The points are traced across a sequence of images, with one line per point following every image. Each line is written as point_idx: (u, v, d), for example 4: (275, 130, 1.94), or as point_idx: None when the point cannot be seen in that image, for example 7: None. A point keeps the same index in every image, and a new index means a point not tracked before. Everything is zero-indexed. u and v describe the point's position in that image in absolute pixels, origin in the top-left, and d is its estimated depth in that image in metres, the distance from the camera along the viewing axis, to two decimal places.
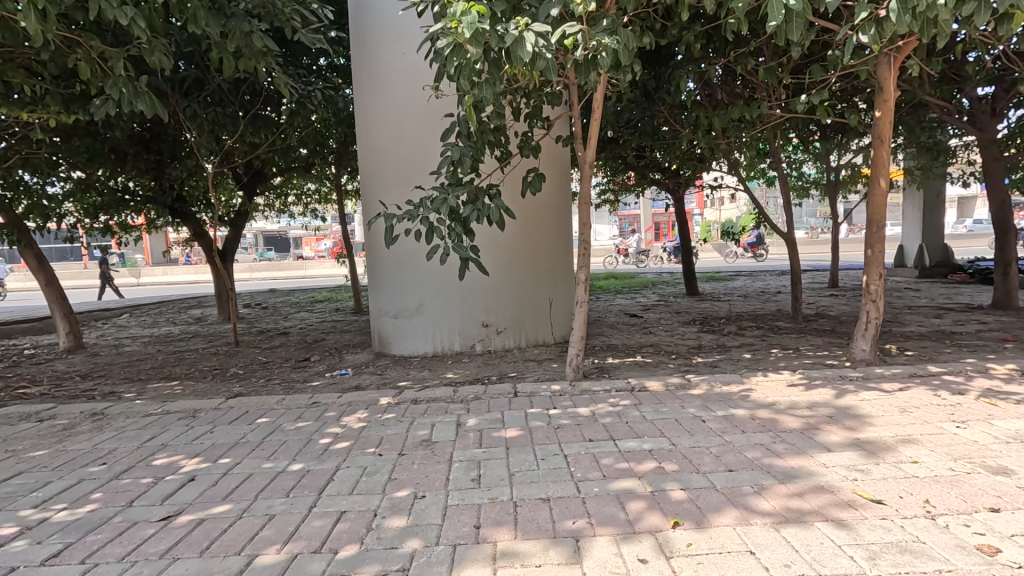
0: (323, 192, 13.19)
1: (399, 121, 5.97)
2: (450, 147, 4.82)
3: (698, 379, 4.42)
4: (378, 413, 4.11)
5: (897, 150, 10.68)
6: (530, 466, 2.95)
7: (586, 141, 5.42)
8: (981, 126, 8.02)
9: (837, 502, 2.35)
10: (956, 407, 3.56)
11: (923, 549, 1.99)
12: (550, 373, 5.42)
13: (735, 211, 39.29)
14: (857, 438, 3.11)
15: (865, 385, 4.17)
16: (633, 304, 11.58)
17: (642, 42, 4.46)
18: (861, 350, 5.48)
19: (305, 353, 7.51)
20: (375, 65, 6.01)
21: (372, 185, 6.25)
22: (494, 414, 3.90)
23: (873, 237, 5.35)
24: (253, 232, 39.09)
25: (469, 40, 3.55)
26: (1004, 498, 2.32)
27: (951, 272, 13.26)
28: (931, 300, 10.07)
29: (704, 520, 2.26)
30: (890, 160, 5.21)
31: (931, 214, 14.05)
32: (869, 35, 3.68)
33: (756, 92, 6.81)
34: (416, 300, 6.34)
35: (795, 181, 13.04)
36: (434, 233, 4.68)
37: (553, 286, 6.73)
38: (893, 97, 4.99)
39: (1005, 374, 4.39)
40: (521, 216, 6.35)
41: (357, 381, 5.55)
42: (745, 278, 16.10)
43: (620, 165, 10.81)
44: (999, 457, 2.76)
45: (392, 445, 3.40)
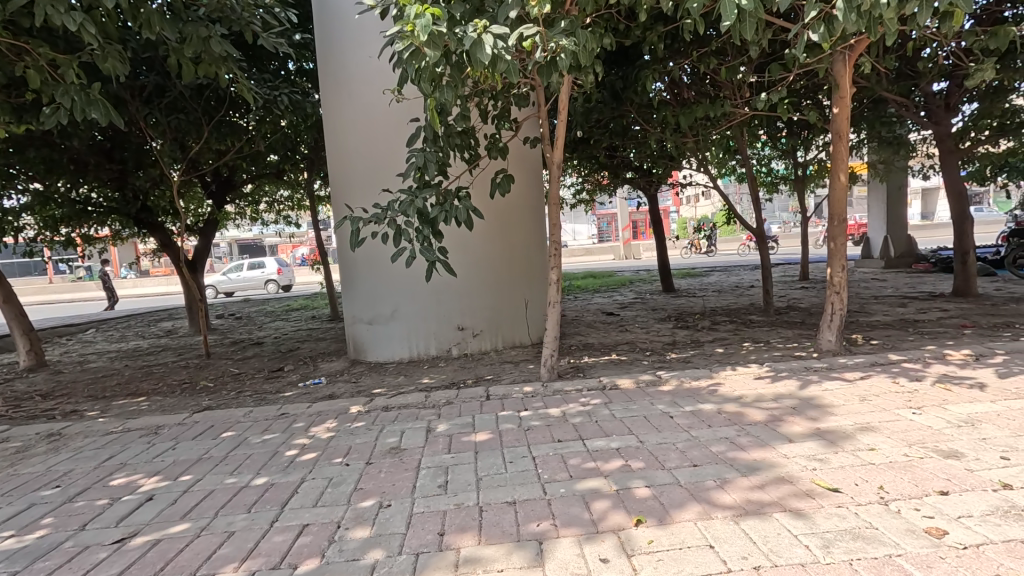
0: (297, 199, 13.00)
1: (365, 125, 5.91)
2: (415, 151, 4.75)
3: (668, 376, 4.48)
4: (348, 421, 4.06)
5: (861, 146, 10.99)
6: (498, 470, 2.93)
7: (554, 143, 5.44)
8: (937, 120, 8.28)
9: (796, 493, 2.40)
10: (913, 394, 3.66)
11: (875, 535, 2.03)
12: (525, 374, 5.41)
13: (710, 208, 39.70)
14: (818, 428, 3.17)
15: (828, 374, 4.27)
16: (610, 303, 11.66)
17: (603, 43, 4.50)
18: (828, 341, 5.61)
19: (278, 363, 7.37)
20: (339, 69, 5.94)
21: (339, 189, 6.17)
22: (465, 418, 3.88)
23: (834, 231, 5.49)
24: (227, 241, 38.33)
25: (427, 43, 3.53)
26: (953, 481, 2.40)
27: (915, 262, 13.67)
28: (896, 290, 10.37)
29: (666, 517, 2.28)
30: (849, 155, 5.33)
31: (894, 207, 14.50)
32: (820, 34, 3.73)
33: (721, 91, 6.93)
34: (391, 305, 6.27)
35: (765, 177, 13.33)
36: (401, 236, 4.62)
37: (528, 286, 6.72)
38: (850, 92, 5.10)
39: (960, 359, 4.54)
40: (492, 217, 6.33)
41: (331, 390, 5.47)
42: (720, 274, 16.37)
43: (593, 166, 10.91)
44: (951, 441, 2.84)
45: (360, 454, 3.35)
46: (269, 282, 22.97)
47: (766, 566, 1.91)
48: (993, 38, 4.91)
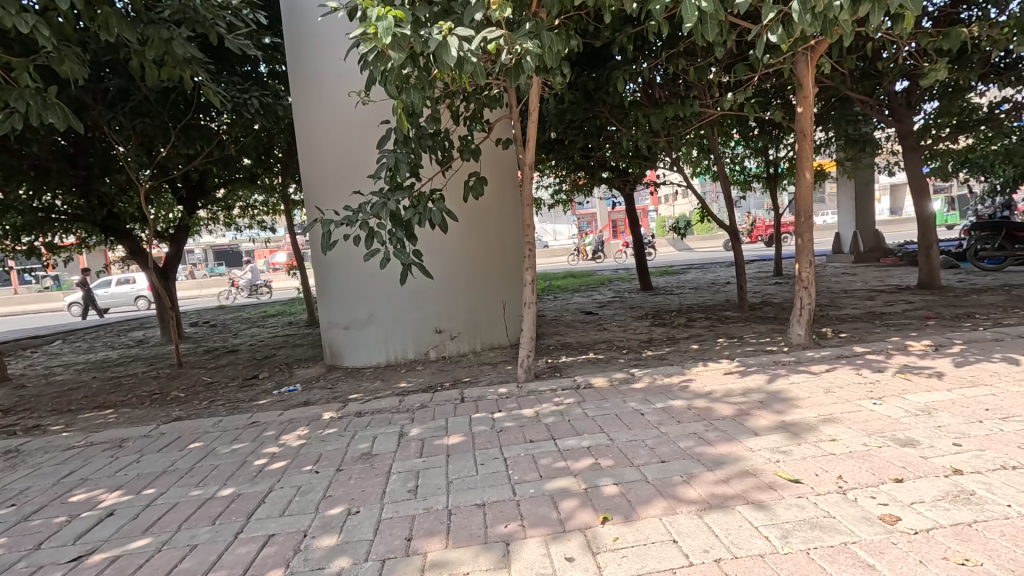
0: (271, 203, 12.77)
1: (336, 128, 5.84)
2: (386, 153, 4.71)
3: (642, 373, 4.53)
4: (319, 428, 4.00)
5: (828, 143, 11.27)
6: (469, 472, 2.93)
7: (527, 144, 5.44)
8: (899, 119, 8.50)
9: (759, 485, 2.44)
10: (875, 384, 3.77)
11: (832, 524, 2.09)
12: (502, 375, 5.40)
13: (687, 206, 40.28)
14: (783, 421, 3.24)
15: (795, 368, 4.36)
16: (590, 302, 11.74)
17: (569, 45, 4.53)
18: (797, 335, 5.73)
19: (253, 370, 7.24)
20: (309, 72, 5.86)
21: (311, 191, 6.07)
22: (438, 421, 3.87)
23: (801, 227, 5.60)
24: (201, 246, 37.49)
25: (391, 45, 3.52)
26: (908, 469, 2.47)
27: (883, 256, 14.04)
28: (865, 283, 10.66)
29: (633, 513, 2.30)
30: (814, 153, 5.44)
31: (861, 204, 14.89)
32: (777, 35, 3.81)
33: (693, 92, 7.02)
34: (367, 309, 6.22)
35: (738, 175, 13.56)
36: (373, 239, 4.56)
37: (505, 288, 6.70)
38: (812, 92, 5.21)
39: (921, 349, 4.69)
40: (467, 219, 6.30)
41: (306, 397, 5.37)
42: (698, 271, 16.61)
43: (570, 166, 10.97)
44: (909, 430, 2.93)
45: (330, 461, 3.31)
46: (139, 298, 20.70)
47: (727, 559, 1.94)
48: (946, 39, 5.09)
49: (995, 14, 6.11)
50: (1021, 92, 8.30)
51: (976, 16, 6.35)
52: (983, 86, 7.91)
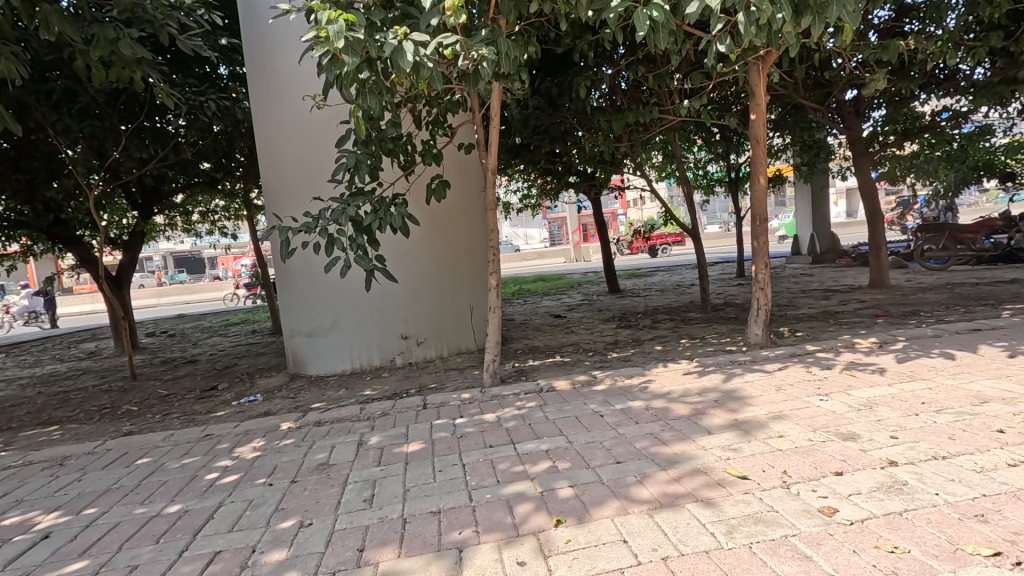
0: (233, 209, 12.40)
1: (296, 133, 5.72)
2: (345, 156, 4.62)
3: (604, 375, 4.59)
4: (276, 439, 3.90)
5: (786, 149, 11.67)
6: (426, 479, 2.90)
7: (489, 148, 5.44)
8: (849, 125, 8.82)
9: (708, 483, 2.50)
10: (823, 381, 3.92)
11: (775, 518, 2.16)
12: (467, 380, 5.37)
13: (656, 208, 41.09)
14: (736, 419, 3.33)
15: (750, 367, 4.49)
16: (559, 305, 11.82)
17: (529, 51, 4.58)
18: (755, 334, 5.90)
19: (212, 381, 7.00)
20: (267, 75, 5.73)
21: (270, 197, 5.93)
22: (398, 429, 3.82)
23: (757, 230, 5.77)
24: (161, 253, 36.26)
25: (344, 49, 3.47)
26: (848, 462, 2.58)
27: (837, 256, 14.58)
28: (821, 284, 11.07)
29: (586, 515, 2.33)
30: (768, 158, 5.61)
31: (817, 207, 15.45)
32: (726, 45, 3.91)
33: (654, 98, 7.16)
34: (331, 316, 6.10)
35: (701, 179, 13.89)
36: (333, 245, 4.44)
37: (471, 291, 6.66)
38: (764, 100, 5.37)
39: (867, 346, 4.90)
40: (431, 223, 6.25)
41: (266, 407, 5.23)
42: (664, 273, 16.95)
43: (537, 171, 11.04)
44: (852, 424, 3.06)
45: (285, 473, 3.23)
46: None
47: (673, 556, 1.99)
48: (886, 51, 5.36)
49: (933, 28, 6.43)
50: (961, 101, 8.77)
51: (916, 28, 6.68)
52: (925, 95, 8.32)
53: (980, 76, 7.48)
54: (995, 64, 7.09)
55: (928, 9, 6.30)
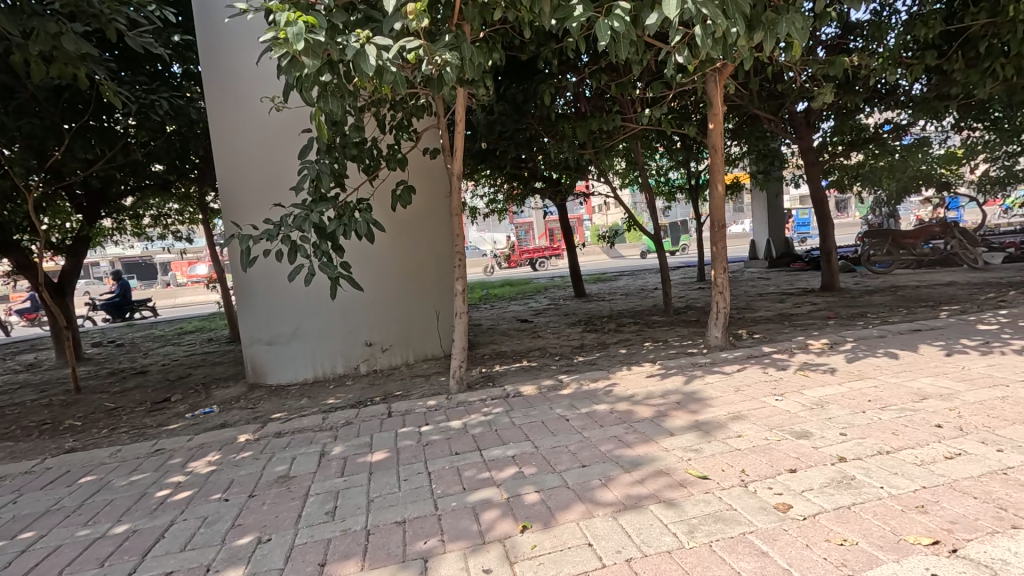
0: (188, 212, 11.92)
1: (254, 135, 5.56)
2: (307, 161, 4.50)
3: (569, 380, 4.62)
4: (233, 452, 3.75)
5: (742, 157, 12.11)
6: (391, 489, 2.85)
7: (453, 153, 5.39)
8: (801, 136, 9.19)
9: (671, 483, 2.56)
10: (778, 381, 4.07)
11: (733, 516, 2.22)
12: (434, 387, 5.31)
13: (619, 214, 41.89)
14: (696, 420, 3.42)
15: (710, 368, 4.62)
16: (526, 309, 11.86)
17: (493, 57, 4.60)
18: (715, 337, 6.07)
19: (164, 393, 6.66)
20: (223, 76, 5.55)
21: (228, 202, 5.73)
22: (362, 438, 3.75)
23: (716, 236, 5.95)
24: (108, 259, 34.55)
25: (304, 51, 3.39)
26: (802, 459, 2.69)
27: (791, 260, 15.16)
28: (777, 287, 11.51)
29: (551, 520, 2.34)
30: (725, 167, 5.79)
31: (771, 213, 16.07)
32: (684, 57, 4.01)
33: (617, 107, 7.31)
34: (292, 323, 5.93)
35: (663, 186, 14.23)
36: (296, 253, 4.30)
37: (438, 297, 6.59)
38: (721, 111, 5.55)
39: (819, 347, 5.12)
40: (396, 228, 6.16)
41: (223, 419, 5.01)
42: (629, 278, 17.27)
43: (503, 177, 11.08)
44: (805, 422, 3.19)
45: (242, 487, 3.11)
46: None
47: (637, 557, 2.02)
48: (833, 67, 5.65)
49: (875, 46, 6.81)
50: (901, 114, 9.32)
51: (860, 45, 7.07)
52: (869, 108, 8.79)
53: (917, 92, 7.96)
54: (931, 81, 7.57)
55: (871, 28, 6.67)
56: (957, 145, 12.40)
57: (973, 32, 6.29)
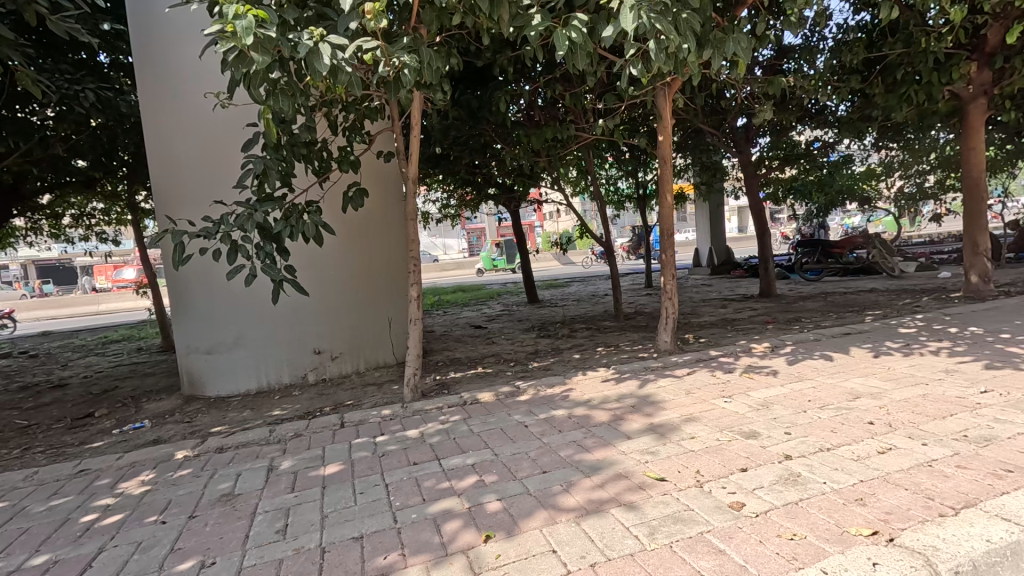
0: (116, 212, 11.08)
1: (193, 133, 5.24)
2: (252, 161, 4.27)
3: (527, 386, 4.63)
4: (169, 471, 3.49)
5: (687, 169, 12.64)
6: (346, 503, 2.73)
7: (409, 158, 5.31)
8: (741, 150, 9.63)
9: (631, 487, 2.60)
10: (726, 383, 4.25)
11: (692, 516, 2.29)
12: (387, 396, 5.16)
13: (570, 222, 42.62)
14: (652, 423, 3.50)
15: (662, 372, 4.76)
16: (479, 316, 11.79)
17: (450, 62, 4.58)
18: (665, 341, 6.26)
19: (87, 408, 6.12)
20: (160, 69, 5.22)
21: (163, 199, 5.37)
22: (313, 451, 3.58)
23: (665, 244, 6.16)
24: (20, 262, 31.70)
25: (253, 46, 3.22)
26: (752, 458, 2.81)
27: (731, 268, 15.91)
28: (720, 293, 12.07)
29: (514, 528, 2.32)
30: (673, 177, 6.01)
31: (713, 223, 16.84)
32: (638, 69, 4.14)
33: (570, 116, 7.43)
34: (233, 331, 5.62)
35: (613, 195, 14.63)
36: (237, 252, 4.03)
37: (390, 304, 6.43)
38: (670, 123, 5.75)
39: (761, 350, 5.40)
40: (347, 232, 5.97)
41: (156, 434, 4.65)
42: (580, 284, 17.57)
43: (456, 182, 11.01)
44: (752, 423, 3.34)
45: (181, 508, 2.90)
46: None
47: (601, 562, 2.03)
48: (771, 86, 5.99)
49: (807, 68, 7.31)
50: (829, 133, 10.03)
51: (793, 67, 7.56)
52: (801, 126, 9.40)
53: (843, 113, 8.58)
54: (855, 103, 8.19)
55: (802, 52, 7.15)
56: (876, 163, 13.48)
57: (891, 60, 6.88)
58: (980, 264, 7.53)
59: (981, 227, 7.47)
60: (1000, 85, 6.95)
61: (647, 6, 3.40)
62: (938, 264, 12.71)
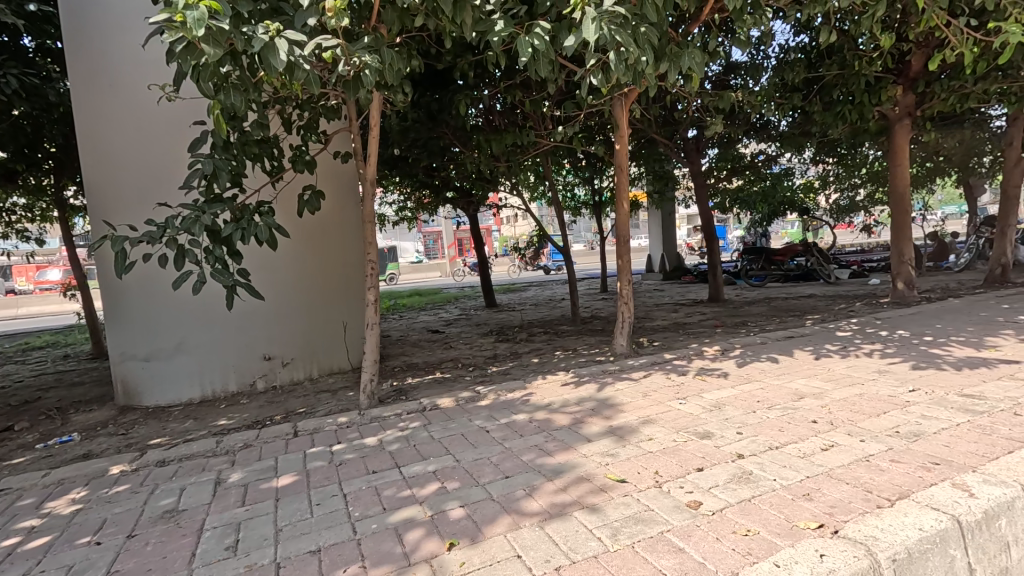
0: (41, 208, 10.24)
1: (132, 126, 4.93)
2: (200, 158, 4.04)
3: (487, 391, 4.62)
4: (104, 487, 3.25)
5: (640, 177, 13.01)
6: (302, 516, 2.63)
7: (367, 160, 5.18)
8: (691, 160, 9.99)
9: (593, 489, 2.64)
10: (680, 386, 4.39)
11: (652, 516, 2.34)
12: (342, 403, 5.01)
13: (526, 227, 42.89)
14: (611, 425, 3.57)
15: (619, 375, 4.86)
16: (436, 320, 11.65)
17: (411, 64, 4.53)
18: (621, 345, 6.40)
19: (5, 421, 5.60)
20: (96, 58, 4.88)
21: (97, 197, 5.00)
22: (265, 462, 3.43)
23: (621, 250, 6.30)
24: None
25: (203, 38, 3.07)
26: (706, 458, 2.91)
27: (682, 273, 16.49)
28: (671, 298, 12.48)
29: (478, 534, 2.30)
30: (629, 186, 6.16)
31: (665, 231, 17.41)
32: (598, 79, 4.24)
33: (529, 122, 7.49)
34: (175, 336, 5.31)
35: (569, 201, 14.87)
36: (183, 255, 3.80)
37: (346, 308, 6.26)
38: (627, 133, 5.90)
39: (712, 353, 5.62)
40: (301, 235, 5.77)
41: (86, 447, 4.31)
42: (537, 288, 17.71)
43: (414, 185, 10.87)
44: (706, 423, 3.47)
45: (118, 527, 2.70)
46: None
47: (566, 565, 2.05)
48: (721, 100, 6.26)
49: (752, 84, 7.69)
50: (772, 147, 10.58)
51: (740, 83, 7.94)
52: (747, 139, 9.87)
53: (785, 128, 9.08)
54: (795, 119, 8.69)
55: (748, 69, 7.51)
56: (814, 177, 14.34)
57: (828, 81, 7.36)
58: (905, 272, 8.14)
59: (905, 239, 8.08)
60: (921, 107, 7.54)
61: (607, 18, 3.48)
62: (868, 271, 13.64)
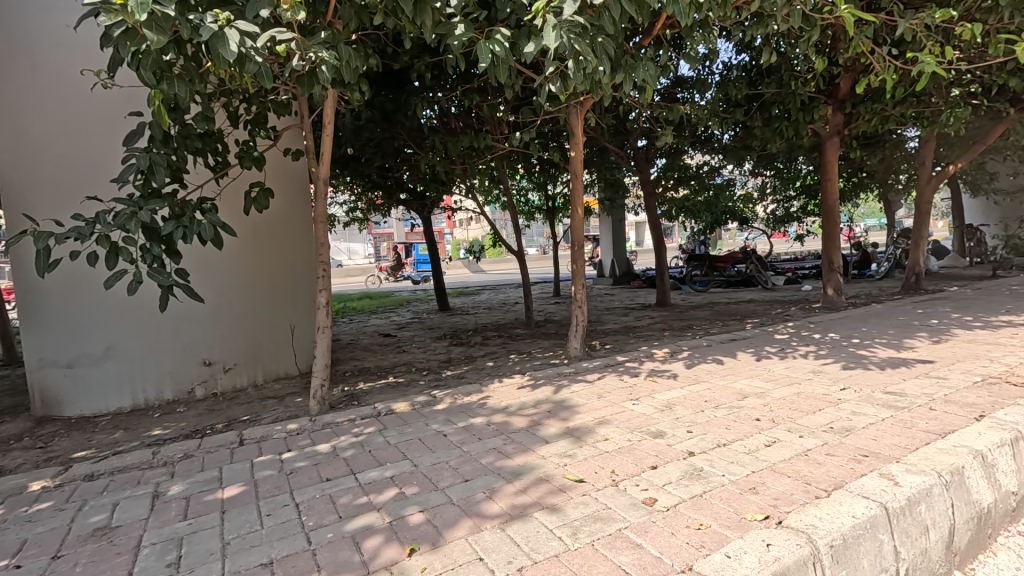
0: None
1: (57, 113, 4.56)
2: (135, 150, 3.78)
3: (444, 394, 4.57)
4: (22, 505, 2.97)
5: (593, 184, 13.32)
6: (251, 527, 2.51)
7: (320, 158, 5.01)
8: (641, 169, 10.34)
9: (552, 489, 2.68)
10: (634, 387, 4.52)
11: (610, 514, 2.40)
12: (290, 409, 4.82)
13: (480, 230, 42.83)
14: (568, 427, 3.62)
15: (575, 378, 4.94)
16: (388, 323, 11.44)
17: (367, 63, 4.44)
18: (574, 348, 6.50)
19: None
20: (15, 37, 4.49)
21: (13, 188, 4.57)
22: (208, 472, 3.25)
23: (575, 255, 6.41)
24: None
25: (146, 23, 2.87)
26: (659, 456, 3.02)
27: (631, 278, 16.97)
28: (621, 302, 12.82)
29: (439, 539, 2.28)
30: (583, 192, 6.28)
31: (615, 237, 17.88)
32: (556, 86, 4.32)
33: (485, 126, 7.51)
34: (103, 340, 4.94)
35: (523, 206, 15.01)
36: (117, 255, 3.55)
37: (294, 310, 6.02)
38: (581, 141, 6.02)
39: (662, 355, 5.83)
40: (246, 234, 5.52)
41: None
42: (490, 292, 17.70)
43: (366, 185, 10.63)
44: (658, 423, 3.59)
45: (42, 548, 2.48)
46: None
47: (528, 565, 2.06)
48: (670, 112, 6.52)
49: (698, 98, 8.06)
50: (715, 158, 11.11)
51: (687, 96, 8.30)
52: (693, 151, 10.33)
53: (727, 141, 9.58)
54: (737, 133, 9.17)
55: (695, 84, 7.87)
56: (753, 188, 15.18)
57: (767, 98, 7.82)
58: (834, 280, 8.76)
59: (835, 248, 8.71)
60: (849, 127, 8.12)
61: (568, 27, 3.55)
62: (801, 278, 14.55)
